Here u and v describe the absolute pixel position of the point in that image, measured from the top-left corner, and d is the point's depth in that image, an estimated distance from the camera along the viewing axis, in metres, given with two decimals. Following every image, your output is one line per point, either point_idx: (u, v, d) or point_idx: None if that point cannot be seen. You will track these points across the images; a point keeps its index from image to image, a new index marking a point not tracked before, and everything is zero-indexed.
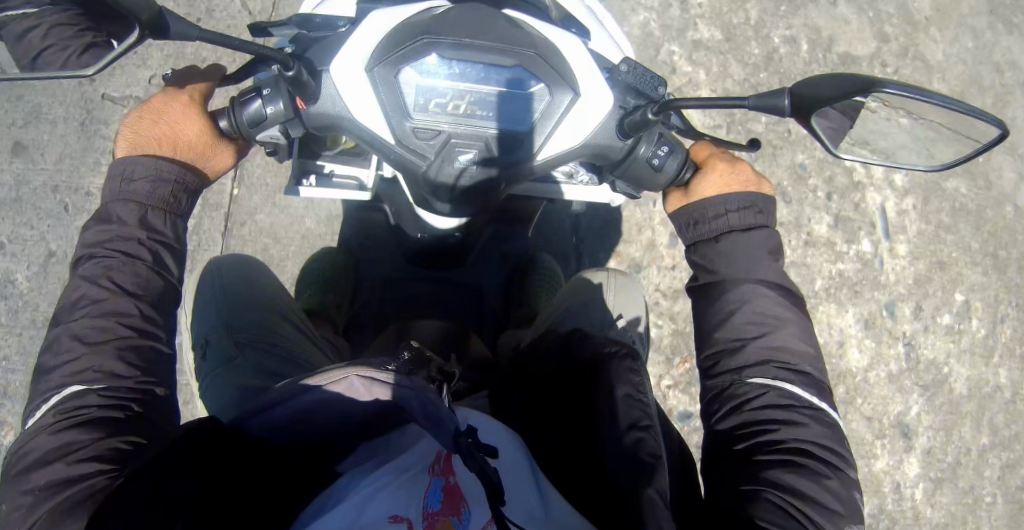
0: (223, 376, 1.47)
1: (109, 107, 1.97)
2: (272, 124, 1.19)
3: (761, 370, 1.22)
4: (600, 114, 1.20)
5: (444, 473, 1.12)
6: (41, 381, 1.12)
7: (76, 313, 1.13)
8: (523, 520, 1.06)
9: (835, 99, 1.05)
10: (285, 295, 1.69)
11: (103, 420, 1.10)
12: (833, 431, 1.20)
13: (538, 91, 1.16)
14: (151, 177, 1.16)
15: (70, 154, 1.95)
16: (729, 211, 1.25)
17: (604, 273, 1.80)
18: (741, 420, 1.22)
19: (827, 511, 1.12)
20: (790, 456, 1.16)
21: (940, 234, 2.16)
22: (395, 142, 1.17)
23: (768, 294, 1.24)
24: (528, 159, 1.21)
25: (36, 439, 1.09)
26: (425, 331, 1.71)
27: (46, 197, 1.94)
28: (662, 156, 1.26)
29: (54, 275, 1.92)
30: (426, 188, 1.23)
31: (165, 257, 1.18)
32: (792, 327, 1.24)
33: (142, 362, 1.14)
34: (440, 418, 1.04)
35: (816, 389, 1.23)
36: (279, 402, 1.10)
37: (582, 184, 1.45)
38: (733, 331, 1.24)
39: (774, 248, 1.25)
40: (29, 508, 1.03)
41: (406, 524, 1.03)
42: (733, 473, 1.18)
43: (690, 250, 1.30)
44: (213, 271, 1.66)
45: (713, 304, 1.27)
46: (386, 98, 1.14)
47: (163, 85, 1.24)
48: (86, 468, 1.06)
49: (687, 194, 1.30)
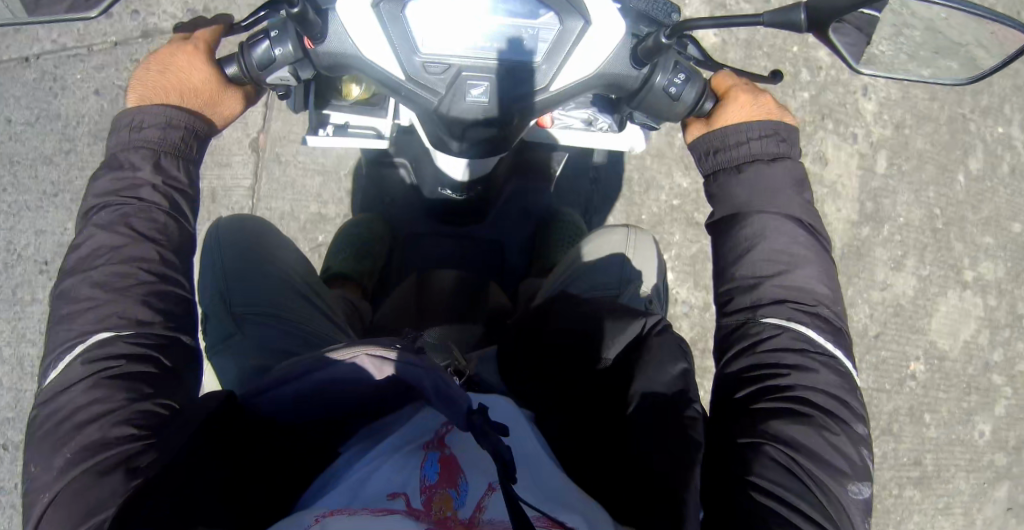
0: (228, 353, 1.40)
1: (117, 61, 1.93)
2: (281, 66, 1.18)
3: (776, 310, 1.19)
4: (612, 41, 1.17)
5: (440, 447, 1.13)
6: (60, 330, 1.12)
7: (94, 262, 1.14)
8: (534, 493, 1.06)
9: (850, 10, 1.02)
10: (285, 248, 1.59)
11: (132, 376, 1.10)
12: (844, 380, 1.17)
13: (548, 20, 1.14)
14: (161, 124, 1.16)
15: (76, 109, 1.92)
16: (751, 139, 1.22)
17: (621, 233, 1.64)
18: (751, 362, 1.19)
19: (829, 467, 1.10)
20: (794, 404, 1.14)
21: (948, 172, 2.21)
22: (405, 79, 1.16)
23: (789, 230, 1.21)
24: (538, 91, 1.18)
25: (65, 397, 1.09)
26: (445, 280, 1.68)
27: (53, 153, 1.90)
28: (679, 84, 1.21)
29: (63, 234, 1.89)
30: (440, 125, 1.22)
31: (180, 202, 1.18)
32: (809, 266, 1.21)
33: (165, 306, 1.15)
34: (451, 396, 1.05)
35: (832, 333, 1.20)
36: (286, 380, 1.14)
37: (602, 130, 1.46)
38: (750, 265, 1.21)
39: (799, 180, 1.22)
40: (60, 472, 1.04)
41: (405, 499, 1.05)
42: (734, 423, 1.16)
43: (707, 180, 1.27)
44: (214, 237, 1.54)
45: (729, 237, 1.23)
46: (394, 34, 1.13)
47: (170, 36, 1.24)
48: (118, 432, 1.06)
49: (711, 120, 1.27)
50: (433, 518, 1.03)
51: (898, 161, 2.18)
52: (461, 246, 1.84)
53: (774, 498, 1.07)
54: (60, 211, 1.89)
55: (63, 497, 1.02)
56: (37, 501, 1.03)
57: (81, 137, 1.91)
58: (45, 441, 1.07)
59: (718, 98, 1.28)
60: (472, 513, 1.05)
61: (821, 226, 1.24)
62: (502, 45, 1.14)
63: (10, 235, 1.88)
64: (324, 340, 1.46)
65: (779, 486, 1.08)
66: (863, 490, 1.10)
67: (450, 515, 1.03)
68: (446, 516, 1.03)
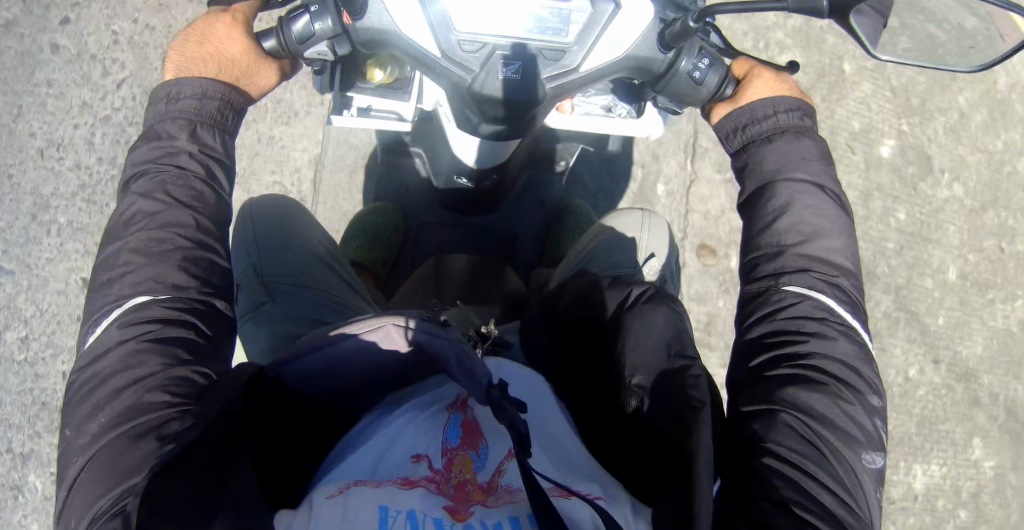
0: (262, 322, 1.50)
1: (131, 46, 1.94)
2: (319, 40, 1.21)
3: (799, 278, 1.24)
4: (642, 22, 1.22)
5: (463, 409, 1.23)
6: (98, 297, 1.14)
7: (132, 228, 1.16)
8: (544, 466, 1.16)
9: None
10: (311, 222, 1.64)
11: (169, 340, 1.11)
12: (861, 351, 1.21)
13: (579, 4, 1.18)
14: (197, 95, 1.19)
15: (106, 86, 1.93)
16: (778, 112, 1.30)
17: (638, 212, 1.72)
18: (771, 329, 1.23)
19: (841, 434, 1.14)
20: (809, 372, 1.18)
21: (956, 163, 2.25)
22: (440, 57, 1.20)
23: (815, 201, 1.26)
24: (568, 72, 1.22)
25: (102, 362, 1.10)
26: (457, 264, 1.71)
27: (83, 132, 1.92)
28: (703, 69, 1.26)
29: (90, 211, 1.90)
30: (472, 104, 1.25)
31: (217, 171, 1.20)
32: (832, 238, 1.26)
33: (202, 272, 1.16)
34: (474, 370, 1.09)
35: (851, 305, 1.24)
36: (309, 351, 1.15)
37: (622, 118, 1.52)
38: (774, 235, 1.27)
39: (824, 153, 1.30)
40: (95, 435, 1.05)
41: (428, 461, 1.16)
42: (752, 390, 1.20)
43: (735, 156, 1.34)
44: (246, 216, 1.61)
45: (758, 206, 1.29)
46: (432, 13, 1.17)
47: (207, 10, 1.28)
48: (157, 398, 1.07)
49: (734, 100, 1.33)
50: (452, 482, 1.14)
51: (907, 153, 2.22)
52: (471, 236, 1.85)
53: (785, 463, 1.11)
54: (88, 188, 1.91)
55: (97, 459, 1.03)
56: (71, 463, 1.05)
57: (111, 116, 1.93)
58: (81, 404, 1.08)
59: (743, 79, 1.35)
60: (490, 476, 1.16)
61: (846, 200, 1.30)
62: (535, 24, 1.18)
63: (38, 213, 1.89)
64: (347, 309, 1.53)
65: (793, 453, 1.12)
66: (877, 459, 1.14)
67: (469, 479, 1.15)
68: (465, 480, 1.14)
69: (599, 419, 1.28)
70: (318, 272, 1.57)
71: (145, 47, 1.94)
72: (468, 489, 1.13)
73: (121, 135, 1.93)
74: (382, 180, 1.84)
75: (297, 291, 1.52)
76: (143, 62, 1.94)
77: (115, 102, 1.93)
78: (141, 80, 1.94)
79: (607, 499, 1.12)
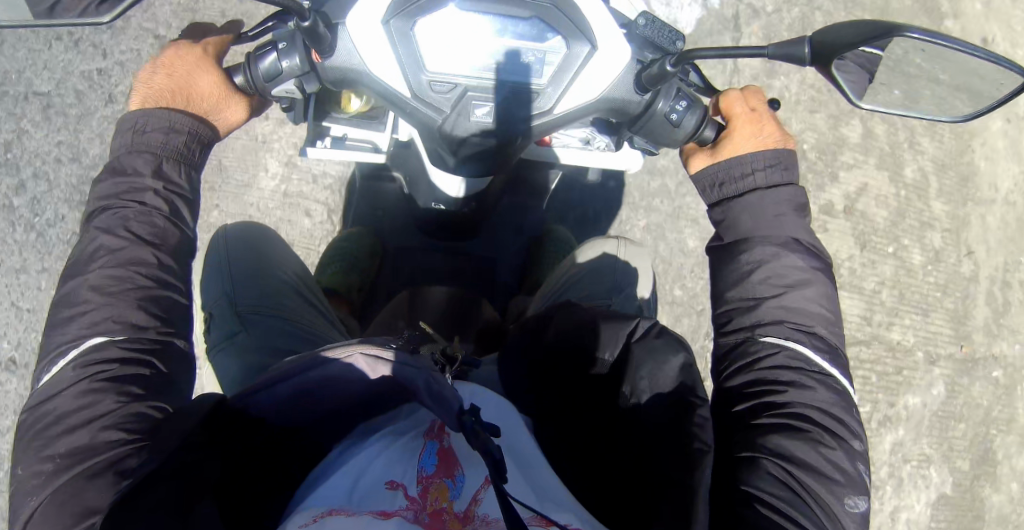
0: (233, 352, 1.42)
1: (75, 61, 1.79)
2: (287, 78, 1.19)
3: (774, 329, 1.21)
4: (619, 63, 1.19)
5: (439, 436, 1.17)
6: (55, 335, 1.10)
7: (92, 264, 1.11)
8: (520, 490, 1.12)
9: (858, 46, 1.05)
10: (283, 247, 1.61)
11: (126, 378, 1.08)
12: (841, 399, 1.18)
13: (555, 44, 1.15)
14: (165, 130, 1.15)
15: (48, 102, 1.77)
16: (756, 170, 1.24)
17: (613, 241, 1.65)
18: (750, 379, 1.21)
19: (824, 480, 1.10)
20: (792, 420, 1.15)
21: (955, 194, 2.16)
22: (411, 96, 1.17)
23: (791, 251, 1.23)
24: (540, 115, 1.20)
25: (54, 402, 1.07)
26: (435, 294, 1.70)
27: (23, 151, 1.77)
28: (680, 111, 1.24)
29: (40, 234, 1.77)
30: (444, 144, 1.22)
31: (181, 207, 1.16)
32: (811, 288, 1.22)
33: (163, 312, 1.13)
34: (444, 396, 1.04)
35: (830, 354, 1.21)
36: (281, 378, 1.10)
37: (600, 150, 1.49)
38: (747, 289, 1.23)
39: (801, 205, 1.24)
40: (49, 477, 1.01)
41: (403, 490, 1.10)
42: (735, 436, 1.17)
43: (711, 210, 1.30)
44: (222, 241, 1.57)
45: (732, 261, 1.25)
46: (400, 51, 1.14)
47: (175, 40, 1.23)
48: (110, 437, 1.04)
49: (714, 155, 1.29)
50: (427, 511, 1.08)
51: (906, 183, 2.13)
52: (451, 263, 1.84)
53: (770, 509, 1.07)
54: (37, 209, 1.77)
55: (50, 501, 1.00)
56: (24, 504, 1.01)
57: (55, 133, 1.78)
58: (33, 446, 1.04)
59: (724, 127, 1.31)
60: (467, 505, 1.10)
61: (823, 249, 1.26)
62: (506, 66, 1.15)
63: None
64: (321, 340, 1.49)
65: (773, 500, 1.08)
66: (860, 504, 1.10)
67: (445, 508, 1.08)
68: (440, 509, 1.08)
69: (585, 455, 1.23)
70: (289, 299, 1.52)
71: (91, 62, 1.79)
72: (444, 518, 1.07)
73: (66, 155, 1.78)
74: (362, 202, 1.81)
75: (272, 322, 1.46)
76: (89, 78, 1.79)
77: (65, 115, 1.78)
78: (86, 97, 1.79)
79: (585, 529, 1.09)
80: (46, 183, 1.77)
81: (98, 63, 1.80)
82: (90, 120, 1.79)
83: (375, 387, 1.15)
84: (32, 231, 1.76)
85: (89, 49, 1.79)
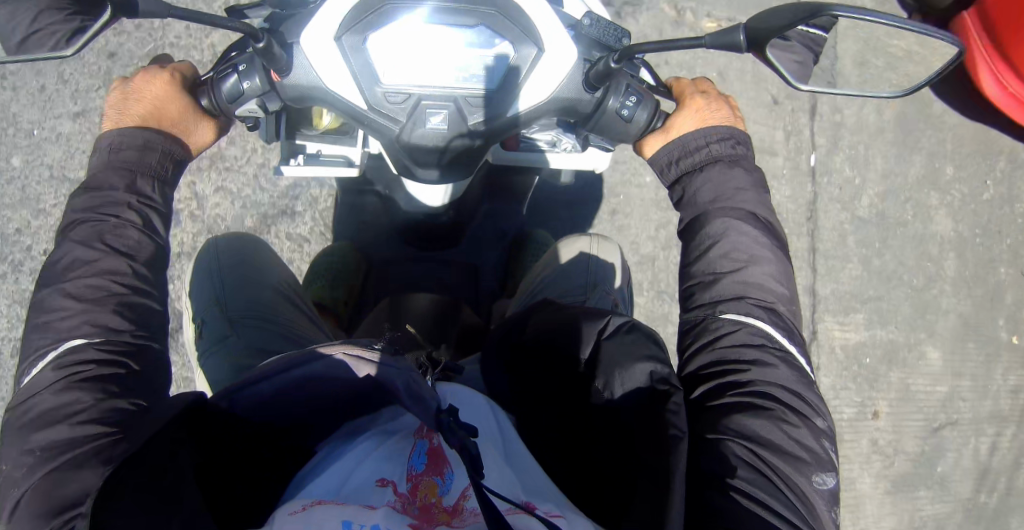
0: (222, 352, 1.47)
1: (59, 101, 1.88)
2: (248, 98, 1.24)
3: (734, 306, 1.22)
4: (564, 68, 1.23)
5: (429, 435, 1.20)
6: (35, 338, 1.14)
7: (70, 274, 1.15)
8: (499, 485, 1.13)
9: (791, 28, 1.05)
10: (272, 257, 1.65)
11: (103, 378, 1.11)
12: (804, 376, 1.19)
13: (503, 49, 1.20)
14: (139, 147, 1.20)
15: (34, 142, 1.87)
16: (710, 143, 1.28)
17: (585, 239, 1.69)
18: (712, 360, 1.21)
19: (791, 459, 1.10)
20: (755, 399, 1.15)
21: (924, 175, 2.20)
22: (368, 109, 1.22)
23: (748, 228, 1.25)
24: (497, 118, 1.24)
25: (33, 402, 1.10)
26: (421, 301, 1.74)
27: (15, 186, 1.85)
28: (630, 106, 1.27)
29: (38, 263, 1.85)
30: (405, 151, 1.27)
31: (154, 219, 1.20)
32: (768, 264, 1.24)
33: (137, 318, 1.16)
34: (421, 396, 1.07)
35: (787, 330, 1.22)
36: (263, 378, 1.14)
37: (565, 151, 1.53)
38: (707, 264, 1.25)
39: (759, 182, 1.28)
40: (31, 469, 1.05)
41: (393, 486, 1.13)
42: (701, 416, 1.17)
43: (671, 190, 1.33)
44: (213, 248, 1.62)
45: (693, 235, 1.28)
46: (356, 66, 1.19)
47: (146, 65, 1.28)
48: (88, 431, 1.07)
49: (666, 131, 1.31)
50: (416, 506, 1.11)
51: (878, 162, 2.17)
52: (436, 267, 1.86)
53: (746, 497, 1.06)
54: (37, 234, 1.85)
55: (34, 491, 1.03)
56: (9, 495, 1.04)
57: (45, 168, 1.87)
58: (15, 441, 1.08)
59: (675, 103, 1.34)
60: (456, 500, 1.12)
61: (779, 228, 1.29)
62: (459, 74, 1.20)
63: None
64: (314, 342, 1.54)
65: (748, 484, 1.07)
66: (828, 480, 1.10)
67: (434, 503, 1.11)
68: (429, 503, 1.11)
69: (572, 442, 1.24)
70: (282, 304, 1.57)
71: (75, 102, 1.88)
72: (433, 512, 1.10)
73: (57, 188, 1.87)
74: (345, 213, 1.86)
75: (261, 324, 1.50)
76: (74, 117, 1.88)
77: (58, 136, 1.88)
78: (73, 134, 1.88)
79: (565, 516, 1.09)
80: (40, 202, 1.86)
81: (91, 92, 1.89)
82: (77, 154, 1.88)
83: (361, 387, 1.18)
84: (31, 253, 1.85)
85: (74, 87, 1.89)
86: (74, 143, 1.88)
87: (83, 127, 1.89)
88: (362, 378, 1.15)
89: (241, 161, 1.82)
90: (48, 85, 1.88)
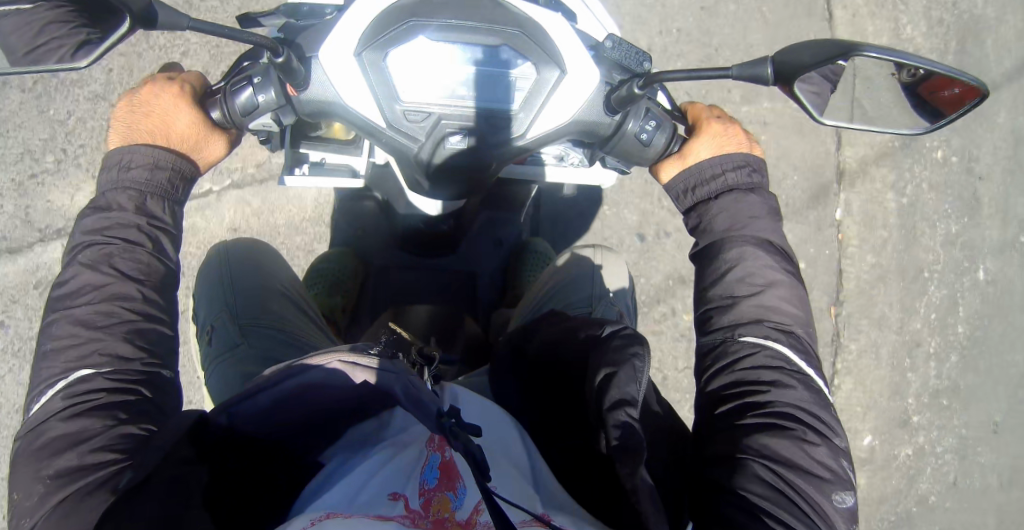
0: (229, 362, 1.46)
1: (61, 113, 1.87)
2: (262, 112, 1.20)
3: (753, 329, 1.23)
4: (587, 90, 1.22)
5: (441, 449, 1.16)
6: (42, 366, 1.11)
7: (78, 301, 1.12)
8: (506, 492, 1.12)
9: (819, 65, 1.06)
10: (280, 264, 1.65)
11: (115, 406, 1.09)
12: (820, 398, 1.20)
13: (524, 70, 1.18)
14: (148, 165, 1.15)
15: (38, 155, 1.86)
16: (727, 171, 1.29)
17: (590, 250, 1.73)
18: (732, 380, 1.22)
19: (813, 478, 1.12)
20: (775, 419, 1.16)
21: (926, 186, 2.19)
22: (386, 126, 1.20)
23: (765, 254, 1.26)
24: (511, 139, 1.23)
25: (42, 429, 1.08)
26: (419, 313, 1.77)
27: (20, 197, 1.85)
28: (650, 131, 1.27)
29: (44, 273, 1.85)
30: (417, 166, 1.26)
31: (164, 241, 1.17)
32: (784, 288, 1.26)
33: (147, 344, 1.14)
34: (422, 400, 1.04)
35: (804, 353, 1.24)
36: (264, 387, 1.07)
37: (573, 166, 1.51)
38: (725, 287, 1.26)
39: (773, 209, 1.29)
40: (42, 499, 1.03)
41: (404, 501, 1.10)
42: (721, 435, 1.18)
43: (687, 214, 1.33)
44: (217, 257, 1.61)
45: (710, 259, 1.29)
46: (374, 82, 1.16)
47: (152, 75, 1.24)
48: (100, 460, 1.05)
49: (683, 156, 1.32)
50: (430, 519, 1.08)
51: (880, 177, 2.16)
52: (436, 279, 1.86)
53: (764, 513, 1.09)
54: (43, 244, 1.85)
55: (46, 522, 1.02)
56: (21, 525, 1.03)
57: (49, 180, 1.86)
58: (24, 471, 1.05)
59: (693, 128, 1.35)
60: (469, 515, 1.09)
61: (793, 251, 1.30)
62: (471, 89, 1.18)
63: None
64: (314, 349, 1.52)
65: (768, 503, 1.10)
66: (847, 498, 1.12)
67: (447, 518, 1.08)
68: (442, 518, 1.08)
69: (573, 453, 1.20)
70: (285, 309, 1.56)
71: (76, 115, 1.87)
72: (446, 525, 1.07)
73: (61, 201, 1.86)
74: (343, 220, 1.87)
75: (270, 333, 1.50)
76: (76, 128, 1.87)
77: (61, 146, 1.87)
78: (75, 146, 1.87)
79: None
80: (46, 209, 1.86)
81: (93, 104, 1.87)
82: (81, 166, 1.87)
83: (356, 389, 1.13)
84: (37, 263, 1.84)
85: (76, 99, 1.87)
86: (78, 156, 1.87)
87: (85, 139, 1.87)
88: (359, 382, 1.11)
89: (247, 173, 1.84)
90: (50, 98, 1.86)
